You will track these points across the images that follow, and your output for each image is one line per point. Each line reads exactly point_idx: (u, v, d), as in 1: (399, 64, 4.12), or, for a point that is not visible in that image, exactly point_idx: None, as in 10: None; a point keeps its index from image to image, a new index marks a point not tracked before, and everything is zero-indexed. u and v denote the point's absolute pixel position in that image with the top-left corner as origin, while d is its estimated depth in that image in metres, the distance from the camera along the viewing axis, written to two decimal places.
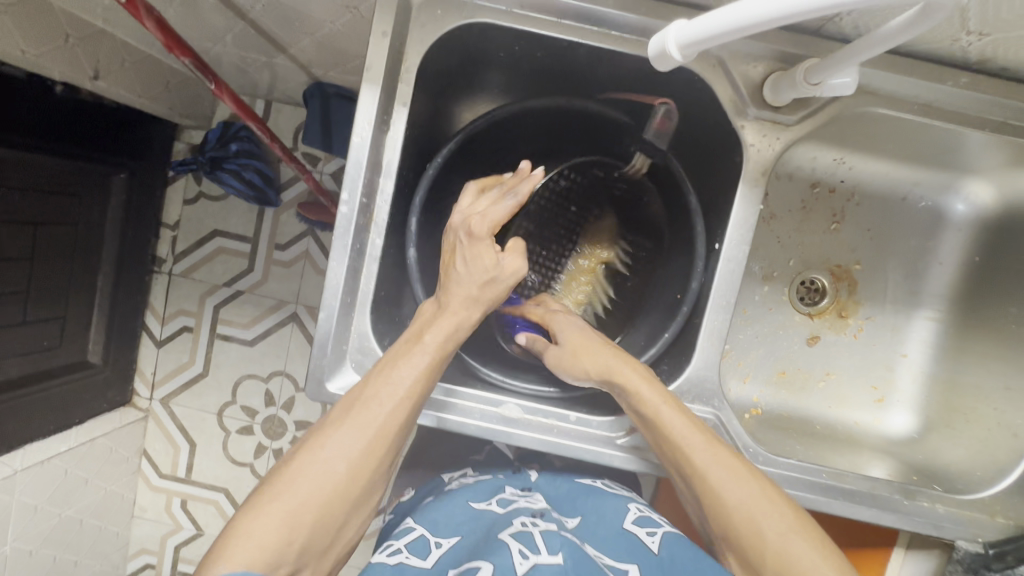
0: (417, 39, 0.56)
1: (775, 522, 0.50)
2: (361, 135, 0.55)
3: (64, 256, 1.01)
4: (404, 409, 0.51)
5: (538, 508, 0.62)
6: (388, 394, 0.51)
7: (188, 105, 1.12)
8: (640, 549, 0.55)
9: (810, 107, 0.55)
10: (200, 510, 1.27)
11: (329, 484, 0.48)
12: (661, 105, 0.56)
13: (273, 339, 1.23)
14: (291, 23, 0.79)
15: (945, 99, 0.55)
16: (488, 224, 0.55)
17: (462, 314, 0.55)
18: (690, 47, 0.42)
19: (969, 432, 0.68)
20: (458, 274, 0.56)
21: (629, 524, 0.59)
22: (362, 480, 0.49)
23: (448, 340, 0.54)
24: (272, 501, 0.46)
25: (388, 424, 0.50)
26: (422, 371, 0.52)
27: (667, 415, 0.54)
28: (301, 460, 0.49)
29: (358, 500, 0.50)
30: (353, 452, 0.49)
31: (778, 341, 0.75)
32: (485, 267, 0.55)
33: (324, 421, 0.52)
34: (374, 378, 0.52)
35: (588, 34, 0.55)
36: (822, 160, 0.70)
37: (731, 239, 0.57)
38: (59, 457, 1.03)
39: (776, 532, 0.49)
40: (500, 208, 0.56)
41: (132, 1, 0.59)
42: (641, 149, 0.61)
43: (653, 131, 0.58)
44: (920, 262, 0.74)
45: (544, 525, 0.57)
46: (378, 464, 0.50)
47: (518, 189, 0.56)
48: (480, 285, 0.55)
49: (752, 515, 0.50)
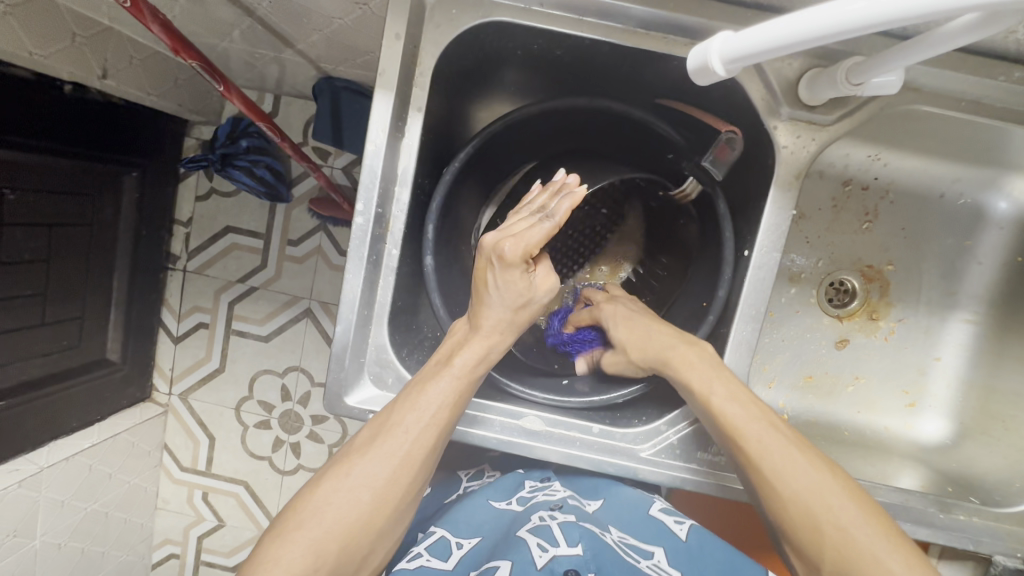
0: (431, 40, 0.54)
1: (842, 510, 0.48)
2: (374, 143, 0.53)
3: (79, 257, 1.01)
4: (428, 437, 0.53)
5: (557, 498, 0.60)
6: (413, 421, 0.52)
7: (197, 102, 1.10)
8: (667, 535, 0.55)
9: (848, 106, 0.52)
10: (221, 502, 1.29)
11: (355, 514, 0.50)
12: (726, 132, 0.54)
13: (287, 335, 1.23)
14: (300, 18, 0.77)
15: (995, 95, 0.51)
16: (522, 249, 0.53)
17: (496, 337, 0.56)
18: (735, 62, 0.39)
19: (1007, 441, 0.66)
20: (490, 299, 0.56)
21: (655, 511, 0.60)
22: (387, 508, 0.51)
23: (477, 367, 0.55)
24: (298, 530, 0.48)
25: (413, 453, 0.52)
26: (449, 397, 0.54)
27: (718, 396, 0.52)
28: (329, 490, 0.51)
29: (383, 529, 0.51)
30: (378, 481, 0.51)
31: (805, 344, 0.73)
32: (520, 293, 0.56)
33: (350, 447, 0.54)
34: (400, 405, 0.54)
35: (612, 32, 0.52)
36: (857, 158, 0.66)
37: (762, 245, 0.55)
38: (82, 453, 1.05)
39: (843, 518, 0.47)
40: (536, 232, 0.53)
41: (137, 4, 0.57)
42: (694, 175, 0.59)
43: (713, 159, 0.55)
44: (957, 262, 0.71)
45: (563, 517, 0.55)
46: (403, 492, 0.52)
47: (556, 209, 0.54)
48: (514, 308, 0.56)
49: (818, 499, 0.48)
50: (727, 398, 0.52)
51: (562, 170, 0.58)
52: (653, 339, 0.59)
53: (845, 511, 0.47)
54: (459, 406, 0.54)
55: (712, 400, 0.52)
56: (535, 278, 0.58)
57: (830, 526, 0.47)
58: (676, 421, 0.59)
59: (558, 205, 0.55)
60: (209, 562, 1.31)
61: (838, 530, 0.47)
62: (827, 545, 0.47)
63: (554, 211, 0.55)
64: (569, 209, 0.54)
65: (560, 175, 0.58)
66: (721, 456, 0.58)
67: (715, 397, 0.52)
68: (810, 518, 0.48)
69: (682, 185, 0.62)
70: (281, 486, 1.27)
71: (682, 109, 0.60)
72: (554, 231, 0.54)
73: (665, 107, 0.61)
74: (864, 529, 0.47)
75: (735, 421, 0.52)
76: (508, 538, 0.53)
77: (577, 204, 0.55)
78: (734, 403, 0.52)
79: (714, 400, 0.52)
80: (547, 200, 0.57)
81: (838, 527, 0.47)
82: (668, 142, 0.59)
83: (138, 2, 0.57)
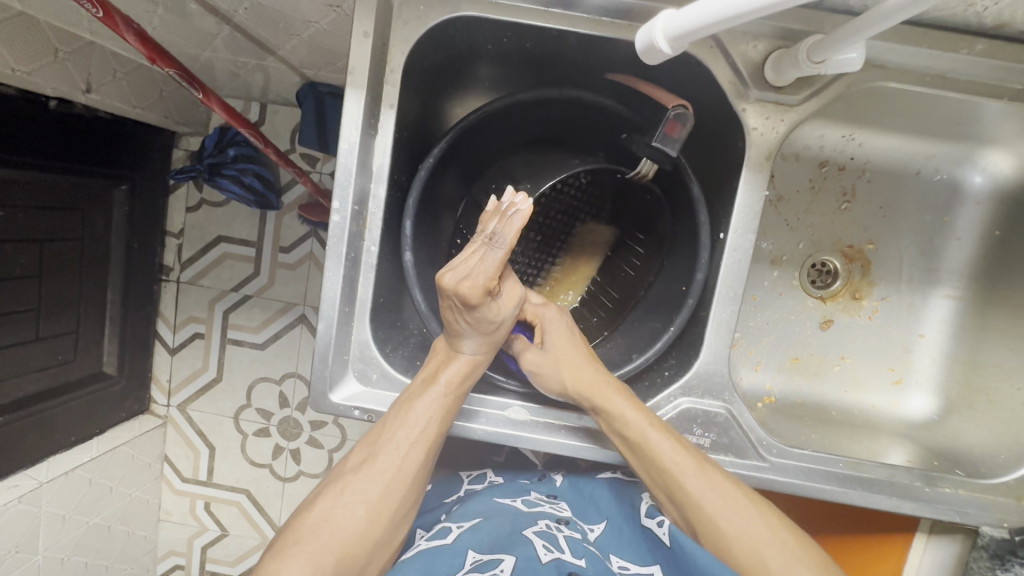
0: (400, 37, 0.54)
1: (783, 549, 0.51)
2: (348, 141, 0.54)
3: (70, 271, 1.01)
4: (418, 451, 0.54)
5: (564, 514, 0.63)
6: (403, 437, 0.54)
7: (183, 113, 1.11)
8: (656, 545, 0.56)
9: (815, 85, 0.53)
10: (223, 512, 1.29)
11: (351, 528, 0.51)
12: (674, 108, 0.54)
13: (283, 342, 1.23)
14: (277, 25, 0.77)
15: (959, 68, 0.52)
16: (481, 285, 0.52)
17: (479, 356, 0.57)
18: (678, 38, 0.40)
19: (991, 414, 0.66)
20: (462, 330, 0.56)
21: (646, 519, 0.60)
22: (382, 522, 0.52)
23: (462, 382, 0.56)
24: (296, 545, 0.49)
25: (405, 468, 0.54)
26: (434, 413, 0.55)
27: (654, 440, 0.54)
28: (327, 505, 0.52)
29: (380, 541, 0.52)
30: (372, 496, 0.52)
31: (790, 327, 0.73)
32: (490, 320, 0.55)
33: (345, 465, 0.56)
34: (389, 421, 0.55)
35: (579, 21, 0.52)
36: (831, 138, 0.67)
37: (736, 227, 0.56)
38: (82, 467, 1.05)
39: (787, 557, 0.51)
40: (488, 263, 0.53)
41: (110, 15, 0.58)
42: (649, 156, 0.59)
43: (663, 136, 0.54)
44: (937, 239, 0.71)
45: (569, 531, 0.59)
46: (398, 506, 0.53)
47: (504, 233, 0.53)
48: (490, 332, 0.57)
49: (756, 535, 0.52)
50: (661, 441, 0.54)
51: (511, 187, 0.55)
52: (579, 367, 0.58)
53: (785, 550, 0.51)
54: (447, 418, 0.56)
55: (648, 444, 0.54)
56: (501, 295, 0.57)
57: (775, 560, 0.51)
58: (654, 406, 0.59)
59: (507, 225, 0.53)
60: (214, 571, 1.32)
61: (785, 570, 0.50)
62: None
63: (505, 235, 0.53)
64: (520, 228, 0.52)
65: (509, 193, 0.55)
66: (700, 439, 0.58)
67: (646, 438, 0.54)
68: (755, 559, 0.51)
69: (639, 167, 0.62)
70: (283, 493, 1.27)
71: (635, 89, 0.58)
72: (508, 257, 0.54)
73: (613, 82, 0.60)
74: (804, 567, 0.50)
75: (679, 469, 0.53)
76: (513, 535, 0.56)
77: (528, 221, 0.53)
78: (674, 450, 0.54)
79: (647, 442, 0.54)
80: (497, 224, 0.54)
81: (783, 567, 0.50)
82: (635, 128, 0.60)
83: (112, 13, 0.58)
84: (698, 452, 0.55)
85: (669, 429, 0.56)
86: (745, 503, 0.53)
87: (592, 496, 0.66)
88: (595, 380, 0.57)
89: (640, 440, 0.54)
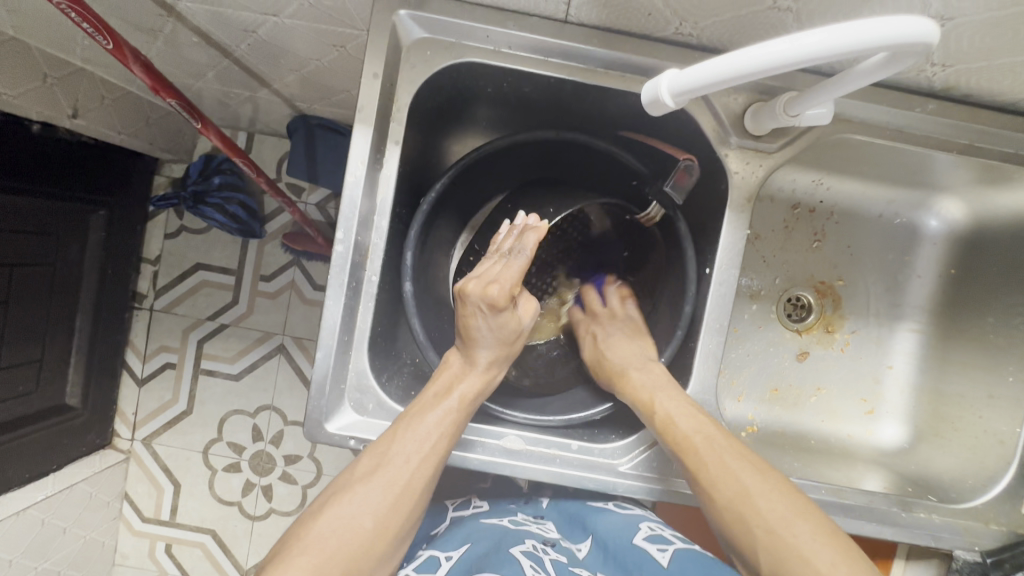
0: (407, 79, 0.57)
1: (770, 512, 0.50)
2: (354, 175, 0.55)
3: (39, 298, 0.98)
4: (429, 466, 0.53)
5: (550, 535, 0.65)
6: (414, 449, 0.53)
7: (168, 140, 1.11)
8: (651, 565, 0.56)
9: (789, 135, 0.58)
10: (185, 554, 1.22)
11: (357, 541, 0.49)
12: (684, 161, 0.58)
13: (259, 372, 1.21)
14: (277, 60, 0.80)
15: (916, 124, 0.58)
16: (507, 290, 0.56)
17: (491, 374, 0.59)
18: (681, 95, 0.44)
19: (958, 441, 0.69)
20: (481, 335, 0.58)
21: (640, 541, 0.61)
22: (388, 536, 0.51)
23: (476, 397, 0.57)
24: (301, 554, 0.47)
25: (414, 482, 0.53)
26: (446, 427, 0.55)
27: (662, 407, 0.57)
28: (331, 516, 0.50)
29: (384, 557, 0.51)
30: (380, 507, 0.51)
31: (769, 358, 0.76)
32: (513, 330, 0.59)
33: (349, 475, 0.54)
34: (400, 432, 0.54)
35: (576, 71, 0.56)
36: (803, 182, 0.72)
37: (721, 263, 0.59)
38: (35, 507, 0.98)
39: (776, 520, 0.50)
40: (512, 269, 0.58)
41: (120, 47, 0.59)
42: (658, 200, 0.63)
43: (673, 185, 0.59)
44: (900, 277, 0.76)
45: (554, 553, 0.60)
46: (403, 522, 0.52)
47: (525, 243, 0.59)
48: (506, 341, 0.59)
49: (746, 495, 0.52)
50: (668, 404, 0.57)
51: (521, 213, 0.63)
52: (627, 354, 0.66)
53: (774, 514, 0.50)
54: (456, 434, 0.56)
55: (655, 412, 0.57)
56: (518, 309, 0.61)
57: (760, 529, 0.50)
58: (650, 436, 0.61)
59: (524, 240, 0.59)
60: None
61: (767, 532, 0.49)
62: (757, 544, 0.50)
63: (523, 246, 0.59)
64: (536, 241, 0.59)
65: (521, 217, 0.63)
66: None
67: (657, 403, 0.58)
68: (742, 524, 0.51)
69: (646, 210, 0.66)
70: (251, 533, 1.21)
71: (632, 140, 0.64)
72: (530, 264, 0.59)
73: (622, 138, 0.65)
74: (792, 529, 0.49)
75: (682, 430, 0.55)
76: (500, 553, 0.57)
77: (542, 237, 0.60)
78: (680, 414, 0.56)
79: (655, 406, 0.58)
80: (511, 242, 0.61)
81: (768, 529, 0.50)
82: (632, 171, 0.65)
83: (121, 45, 0.58)
84: (706, 418, 0.56)
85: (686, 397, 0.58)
86: (743, 471, 0.53)
87: (579, 515, 0.68)
88: (630, 364, 0.64)
89: (650, 402, 0.59)
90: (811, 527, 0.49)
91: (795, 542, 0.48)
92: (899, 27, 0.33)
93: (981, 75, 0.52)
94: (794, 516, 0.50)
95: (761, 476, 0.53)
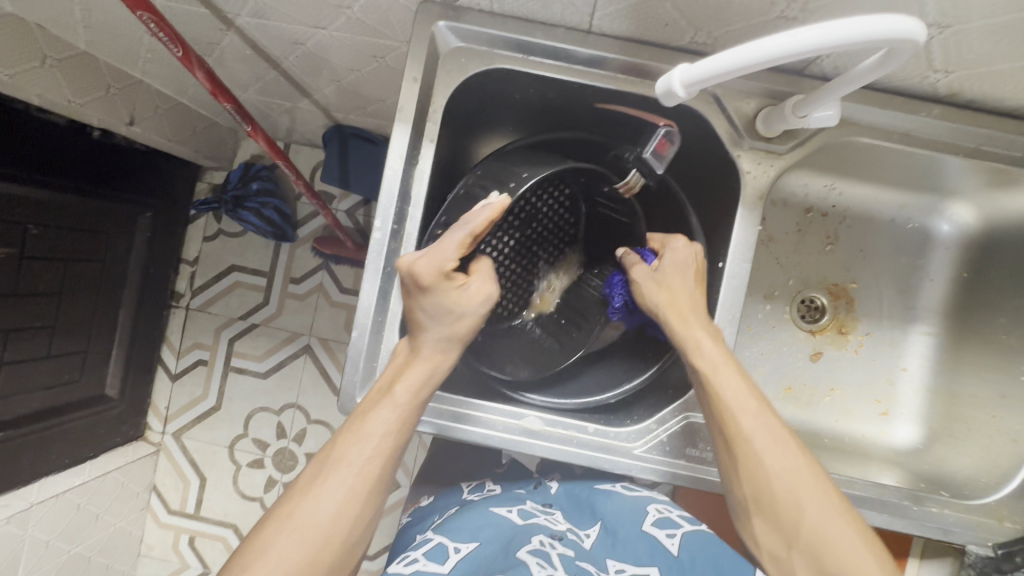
0: (443, 83, 0.62)
1: (813, 502, 0.51)
2: (392, 168, 0.61)
3: (88, 292, 1.05)
4: (375, 467, 0.54)
5: (558, 528, 0.64)
6: (357, 453, 0.54)
7: (212, 148, 1.19)
8: (661, 551, 0.60)
9: (798, 138, 0.61)
10: (208, 548, 1.26)
11: (302, 553, 0.49)
12: (664, 128, 0.61)
13: (285, 371, 1.26)
14: (320, 71, 0.87)
15: (921, 128, 0.61)
16: (435, 265, 0.56)
17: (436, 358, 0.59)
18: (693, 85, 0.47)
19: (971, 441, 0.70)
20: (422, 320, 0.58)
21: (649, 526, 0.64)
22: (335, 545, 0.51)
23: (422, 389, 0.57)
24: None
25: (359, 485, 0.53)
26: (387, 429, 0.55)
27: (723, 377, 0.56)
28: (273, 533, 0.50)
29: (333, 564, 0.51)
30: (324, 519, 0.51)
31: (782, 357, 0.78)
32: (448, 308, 0.58)
33: (291, 490, 0.54)
34: (345, 439, 0.55)
35: (598, 76, 0.61)
36: (815, 186, 0.75)
37: (733, 257, 0.62)
38: (71, 491, 1.03)
39: (821, 512, 0.51)
40: (448, 245, 0.57)
41: (187, 55, 0.65)
42: (637, 167, 0.67)
43: (654, 153, 0.62)
44: (914, 279, 0.78)
45: (562, 548, 0.59)
46: (351, 528, 0.52)
47: (472, 219, 0.57)
48: (451, 322, 0.58)
49: (793, 479, 0.52)
50: (730, 378, 0.56)
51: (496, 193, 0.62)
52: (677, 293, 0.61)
53: (819, 507, 0.51)
54: (402, 433, 0.56)
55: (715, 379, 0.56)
56: (467, 290, 0.59)
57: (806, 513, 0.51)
58: (663, 419, 0.63)
59: (475, 216, 0.58)
60: None
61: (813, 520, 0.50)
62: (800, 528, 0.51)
63: (468, 220, 0.58)
64: (487, 217, 0.57)
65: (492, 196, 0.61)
66: (705, 452, 0.62)
67: (717, 374, 0.56)
68: (785, 505, 0.51)
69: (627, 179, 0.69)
70: None
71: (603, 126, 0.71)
72: (469, 240, 0.57)
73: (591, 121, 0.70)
74: (835, 523, 0.50)
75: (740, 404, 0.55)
76: (507, 558, 0.57)
77: (495, 214, 0.57)
78: (738, 388, 0.55)
79: (715, 375, 0.56)
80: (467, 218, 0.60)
81: (812, 514, 0.51)
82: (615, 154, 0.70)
83: (189, 53, 0.65)
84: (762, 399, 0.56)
85: (745, 376, 0.57)
86: (794, 455, 0.53)
87: (587, 501, 0.71)
88: (690, 308, 0.60)
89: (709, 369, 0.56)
90: (849, 525, 0.51)
91: (836, 534, 0.50)
92: (887, 25, 0.37)
93: (983, 81, 0.55)
94: (814, 488, 0.52)
95: (792, 448, 0.54)
